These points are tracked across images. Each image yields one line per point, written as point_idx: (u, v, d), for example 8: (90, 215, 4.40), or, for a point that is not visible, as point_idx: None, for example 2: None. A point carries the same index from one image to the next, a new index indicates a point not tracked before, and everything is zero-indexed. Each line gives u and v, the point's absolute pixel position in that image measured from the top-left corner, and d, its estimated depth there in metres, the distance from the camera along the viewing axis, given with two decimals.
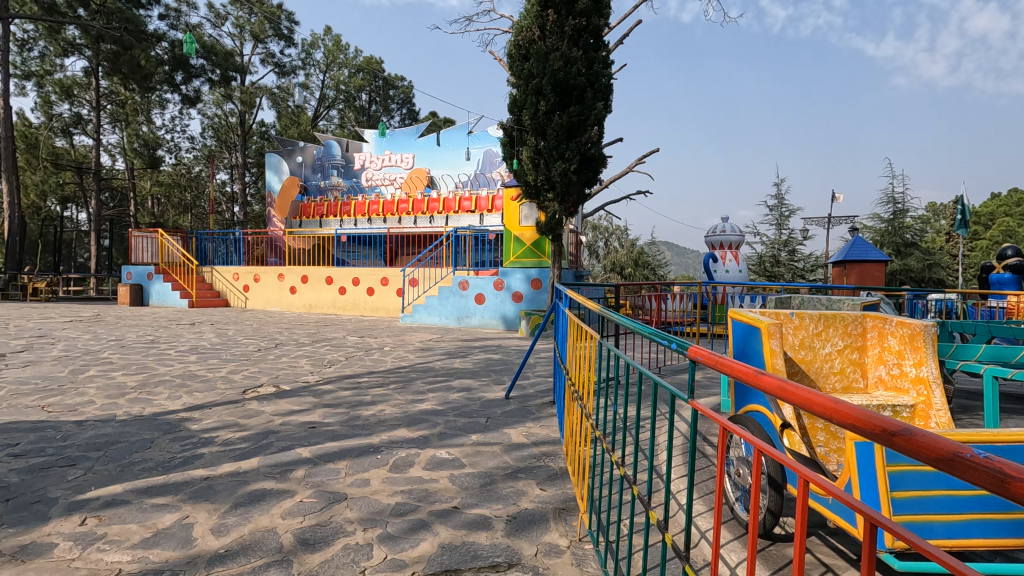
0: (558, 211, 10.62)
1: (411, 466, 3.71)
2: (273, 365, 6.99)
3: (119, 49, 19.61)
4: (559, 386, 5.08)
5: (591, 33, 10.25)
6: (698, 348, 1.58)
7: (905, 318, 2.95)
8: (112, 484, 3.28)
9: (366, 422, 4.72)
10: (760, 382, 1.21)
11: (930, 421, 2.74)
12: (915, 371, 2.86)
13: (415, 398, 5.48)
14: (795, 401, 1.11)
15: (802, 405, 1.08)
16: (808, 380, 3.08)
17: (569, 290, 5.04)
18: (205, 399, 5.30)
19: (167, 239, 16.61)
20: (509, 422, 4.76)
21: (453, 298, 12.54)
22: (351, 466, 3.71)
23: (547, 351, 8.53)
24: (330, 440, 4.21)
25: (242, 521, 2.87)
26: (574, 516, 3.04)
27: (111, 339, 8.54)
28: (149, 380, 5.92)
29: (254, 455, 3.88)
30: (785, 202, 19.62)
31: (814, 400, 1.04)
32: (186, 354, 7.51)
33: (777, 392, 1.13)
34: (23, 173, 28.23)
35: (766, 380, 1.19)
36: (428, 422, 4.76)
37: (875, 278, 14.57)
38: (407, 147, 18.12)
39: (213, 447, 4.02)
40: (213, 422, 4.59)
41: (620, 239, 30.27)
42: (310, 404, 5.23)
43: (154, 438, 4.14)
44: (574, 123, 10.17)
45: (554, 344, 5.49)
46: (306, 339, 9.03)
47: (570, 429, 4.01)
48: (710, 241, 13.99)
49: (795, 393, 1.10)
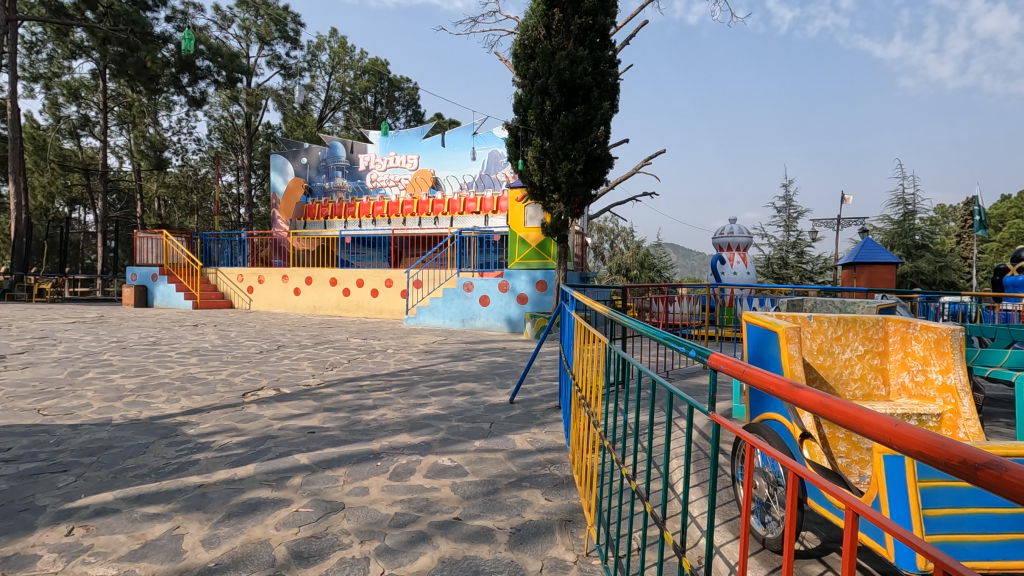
0: (563, 212, 10.49)
1: (412, 474, 3.59)
2: (274, 367, 6.89)
3: (124, 50, 19.62)
4: (565, 391, 4.94)
5: (597, 32, 10.11)
6: (720, 355, 1.43)
7: (931, 322, 2.80)
8: (103, 492, 3.18)
9: (367, 426, 4.60)
10: (798, 397, 1.07)
11: (958, 431, 2.57)
12: (941, 379, 2.71)
13: (417, 403, 5.36)
14: (840, 420, 0.96)
15: (849, 423, 0.94)
16: (826, 387, 2.94)
17: (576, 292, 4.91)
18: (204, 402, 5.20)
19: (171, 240, 16.59)
20: (514, 428, 4.64)
21: (457, 300, 12.45)
22: (350, 474, 3.58)
23: (552, 354, 8.40)
24: (329, 446, 4.10)
25: (234, 532, 2.76)
26: (581, 528, 2.90)
27: (113, 340, 8.47)
28: (149, 383, 5.83)
29: (250, 461, 3.76)
30: (793, 204, 19.40)
31: (864, 420, 0.90)
32: (187, 356, 7.42)
33: (819, 410, 0.99)
34: (31, 175, 28.38)
35: (804, 395, 1.05)
36: (431, 427, 4.63)
37: (886, 280, 14.34)
38: (411, 148, 18.04)
39: (209, 452, 3.91)
40: (211, 426, 4.48)
41: (626, 241, 30.10)
42: (310, 408, 5.11)
43: (150, 443, 4.04)
44: (580, 122, 10.04)
45: (560, 349, 5.36)
46: (309, 341, 8.94)
47: (577, 436, 3.87)
48: (717, 243, 13.81)
49: (841, 410, 0.96)
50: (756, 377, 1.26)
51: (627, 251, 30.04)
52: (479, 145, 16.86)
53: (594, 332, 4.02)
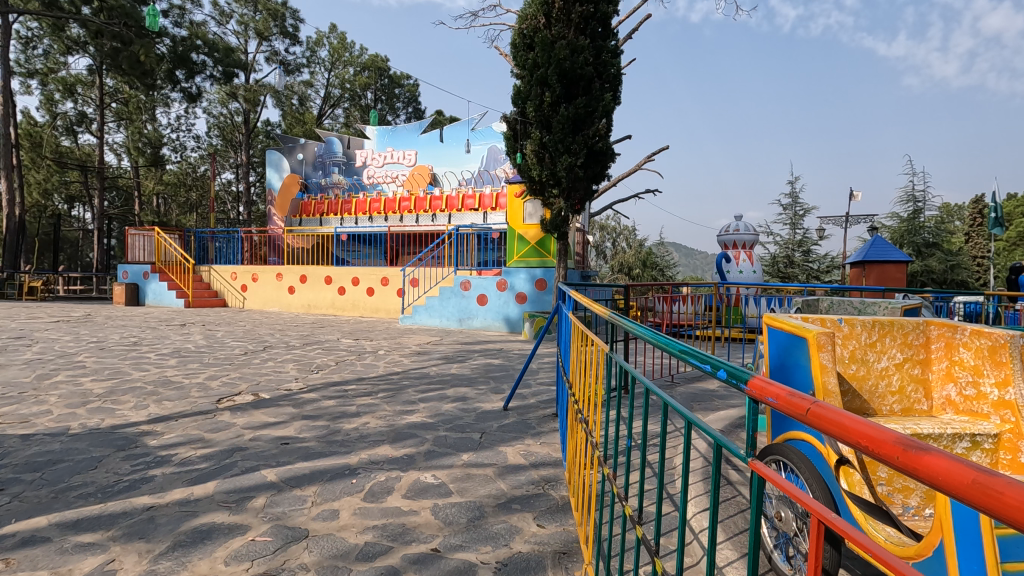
0: (563, 208, 10.08)
1: (389, 494, 3.22)
2: (256, 370, 6.51)
3: (118, 45, 19.22)
4: (562, 400, 4.56)
5: (599, 21, 9.73)
6: (765, 381, 0.97)
7: (982, 326, 2.41)
8: (36, 516, 2.82)
9: (346, 437, 4.22)
10: (918, 466, 0.63)
11: (1019, 454, 2.17)
12: (997, 394, 2.31)
13: (404, 410, 4.97)
14: (1012, 520, 0.52)
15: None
16: (859, 401, 2.56)
17: (574, 292, 4.53)
18: (174, 409, 4.83)
19: (163, 237, 16.26)
20: (506, 439, 4.26)
21: (454, 299, 12.07)
22: (320, 494, 3.20)
23: (551, 356, 8.00)
24: (302, 460, 3.72)
25: (176, 569, 2.39)
26: (576, 562, 2.52)
27: (92, 341, 8.10)
28: (118, 388, 5.45)
29: (211, 478, 3.39)
30: (799, 201, 18.96)
31: None
32: (166, 357, 7.06)
33: (971, 497, 0.55)
34: (27, 172, 28.09)
35: (929, 462, 0.61)
36: (416, 439, 4.24)
37: (895, 280, 13.93)
38: (409, 143, 17.67)
39: (167, 468, 3.54)
40: (175, 437, 4.11)
41: (628, 240, 29.74)
42: (288, 416, 4.73)
43: (104, 456, 3.66)
44: (580, 115, 9.66)
45: (557, 353, 4.97)
46: (297, 342, 8.56)
47: (573, 450, 3.49)
48: (722, 241, 13.39)
49: (1021, 504, 0.51)
50: (830, 421, 0.80)
51: (629, 250, 29.64)
52: (478, 140, 16.48)
53: (592, 335, 3.63)
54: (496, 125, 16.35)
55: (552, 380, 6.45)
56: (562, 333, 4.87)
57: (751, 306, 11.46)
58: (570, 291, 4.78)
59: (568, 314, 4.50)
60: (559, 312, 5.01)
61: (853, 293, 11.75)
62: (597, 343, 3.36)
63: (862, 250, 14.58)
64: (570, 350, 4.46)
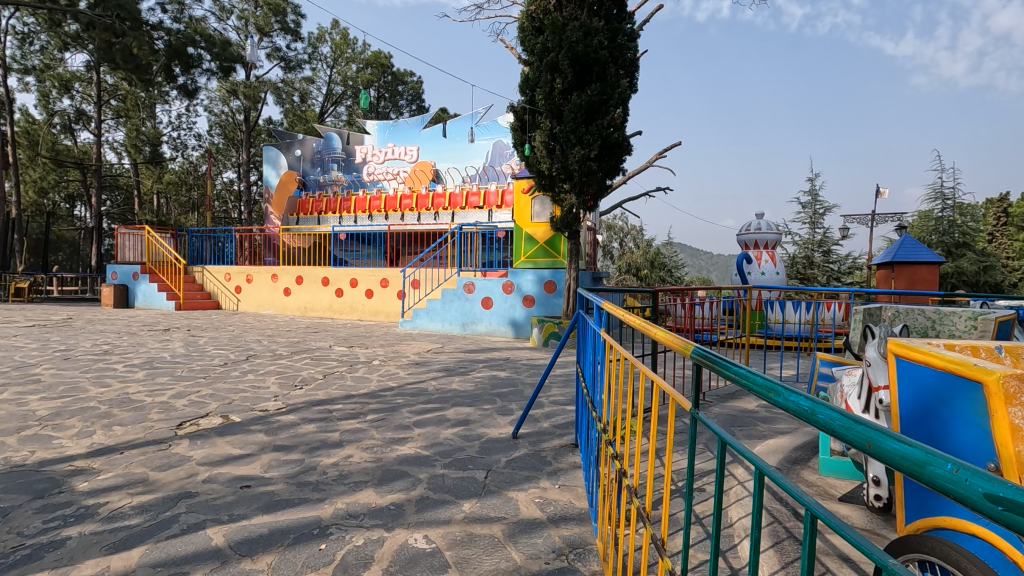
0: (575, 205, 9.30)
1: (367, 567, 2.46)
2: (232, 385, 5.76)
3: (110, 37, 18.46)
4: (589, 433, 3.77)
5: (613, 2, 8.94)
6: None
7: None
8: None
9: (322, 478, 3.45)
10: None
11: None
12: None
13: (395, 438, 4.21)
14: None
15: None
16: None
17: (598, 298, 3.75)
18: (122, 437, 4.07)
19: (154, 236, 15.55)
20: (516, 480, 3.48)
21: (457, 302, 11.31)
22: (275, 568, 2.45)
23: (562, 367, 7.23)
24: (261, 513, 2.96)
25: None
26: None
27: (58, 349, 7.35)
28: (67, 408, 4.71)
29: (140, 542, 2.65)
30: (819, 199, 18.09)
31: None
32: (135, 370, 6.30)
33: None
34: (24, 170, 27.51)
35: None
36: (407, 479, 3.47)
37: (927, 282, 13.07)
38: (410, 139, 16.94)
39: (90, 524, 2.80)
40: (112, 478, 3.36)
41: (635, 240, 29.03)
42: (256, 447, 3.98)
43: (13, 508, 2.92)
44: (594, 103, 8.88)
45: (579, 370, 4.20)
46: (285, 351, 7.81)
47: (605, 505, 2.71)
48: (743, 240, 12.57)
49: None
50: None
51: (637, 250, 28.81)
52: (483, 134, 15.79)
53: (624, 350, 2.86)
54: (501, 119, 15.59)
55: (568, 396, 5.66)
56: (585, 346, 4.07)
57: (776, 311, 10.60)
58: (593, 296, 3.98)
59: (592, 325, 3.71)
60: (579, 321, 4.20)
61: (888, 297, 10.92)
62: (631, 360, 2.61)
63: (889, 250, 13.74)
64: (597, 367, 3.67)
